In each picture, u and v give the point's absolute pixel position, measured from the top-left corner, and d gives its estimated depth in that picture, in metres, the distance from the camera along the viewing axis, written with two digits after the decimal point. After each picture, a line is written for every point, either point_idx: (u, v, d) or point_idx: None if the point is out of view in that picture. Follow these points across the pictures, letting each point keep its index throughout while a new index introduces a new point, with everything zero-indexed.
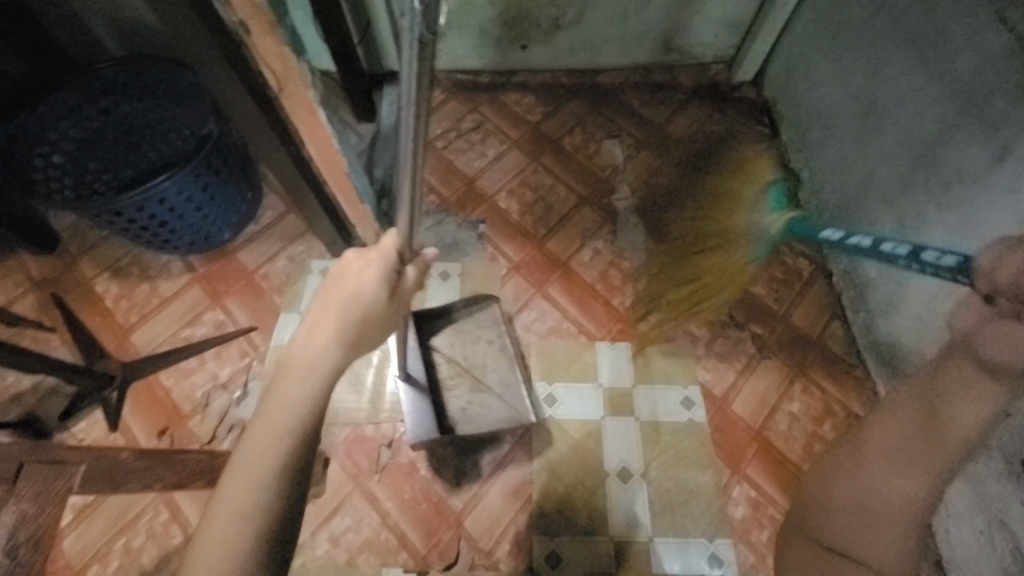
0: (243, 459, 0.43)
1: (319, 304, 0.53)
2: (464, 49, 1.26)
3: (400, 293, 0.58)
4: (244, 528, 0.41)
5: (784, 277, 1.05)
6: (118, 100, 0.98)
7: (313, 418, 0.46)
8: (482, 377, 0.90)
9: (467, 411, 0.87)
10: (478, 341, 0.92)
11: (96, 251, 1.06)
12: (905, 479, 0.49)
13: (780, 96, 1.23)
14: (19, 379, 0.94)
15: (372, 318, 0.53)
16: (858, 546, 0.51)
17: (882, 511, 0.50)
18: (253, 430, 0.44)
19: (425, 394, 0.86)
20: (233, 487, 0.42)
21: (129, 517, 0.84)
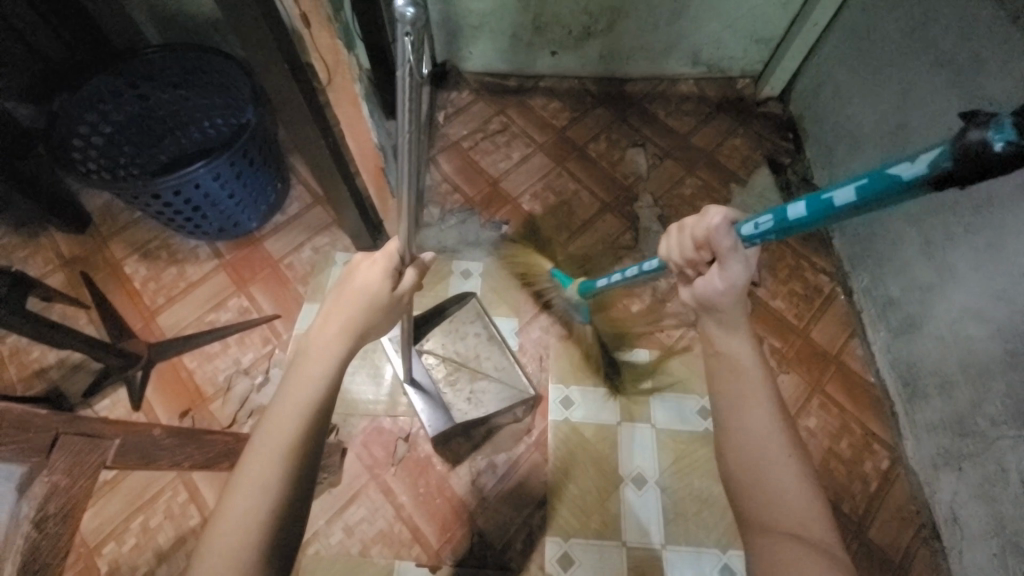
0: (262, 436, 0.46)
1: (333, 300, 0.55)
2: (495, 53, 1.28)
3: (402, 294, 0.58)
4: (261, 499, 0.43)
5: (804, 293, 1.06)
6: (158, 87, 1.00)
7: (324, 399, 0.49)
8: (479, 367, 0.90)
9: (473, 401, 0.87)
10: (467, 336, 0.93)
11: (126, 233, 1.08)
12: (764, 423, 0.55)
13: (806, 113, 1.24)
14: (45, 354, 0.96)
15: (375, 311, 0.55)
16: (782, 511, 0.51)
17: (767, 460, 0.53)
18: (274, 411, 0.47)
19: (429, 392, 0.88)
20: (251, 463, 0.45)
21: (148, 495, 0.85)
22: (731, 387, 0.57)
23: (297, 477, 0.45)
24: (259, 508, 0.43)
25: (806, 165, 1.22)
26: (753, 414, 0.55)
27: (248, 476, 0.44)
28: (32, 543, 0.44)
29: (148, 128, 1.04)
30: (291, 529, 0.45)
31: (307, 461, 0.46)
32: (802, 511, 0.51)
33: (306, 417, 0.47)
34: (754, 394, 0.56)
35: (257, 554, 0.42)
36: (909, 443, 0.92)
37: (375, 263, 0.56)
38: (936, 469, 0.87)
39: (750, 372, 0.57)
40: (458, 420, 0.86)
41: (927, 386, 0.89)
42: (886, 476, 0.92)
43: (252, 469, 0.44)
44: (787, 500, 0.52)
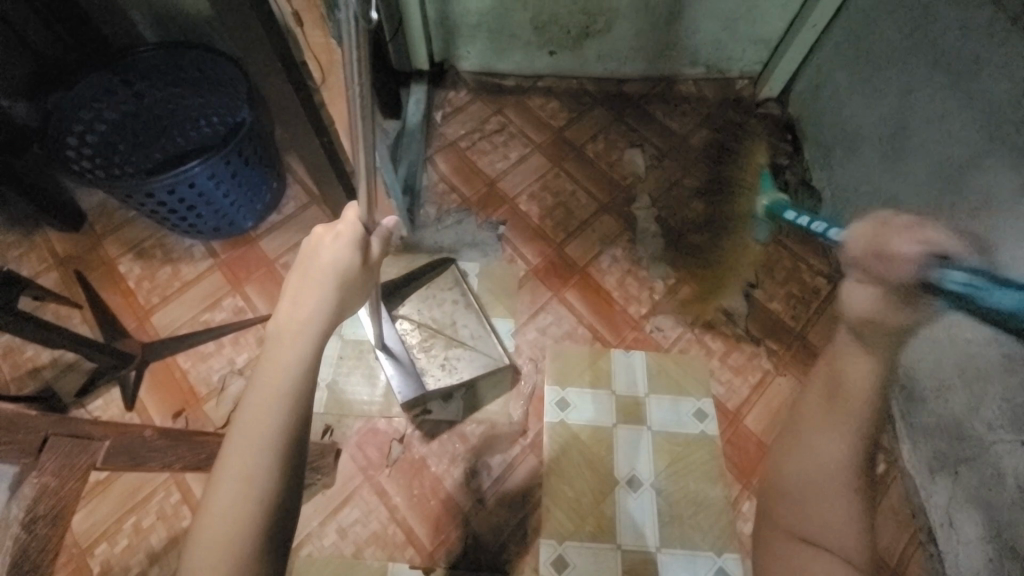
0: (241, 422, 0.45)
1: (299, 277, 0.53)
2: (494, 52, 1.27)
3: (371, 264, 0.58)
4: (252, 485, 0.43)
5: (802, 295, 1.05)
6: (152, 84, 0.99)
7: (303, 370, 0.48)
8: (455, 334, 0.93)
9: (446, 368, 0.90)
10: (443, 302, 0.96)
11: (120, 232, 1.07)
12: (841, 454, 0.57)
13: (804, 115, 1.23)
14: (37, 354, 0.95)
15: (348, 282, 0.54)
16: (822, 528, 0.58)
17: (830, 489, 0.57)
18: (250, 396, 0.46)
19: (405, 360, 0.89)
20: (233, 451, 0.44)
21: (141, 495, 0.85)
22: (818, 416, 0.58)
23: (289, 450, 0.45)
24: (252, 493, 0.43)
25: (805, 167, 1.22)
26: (830, 449, 0.57)
27: (233, 463, 0.43)
28: (18, 545, 0.45)
29: (143, 126, 1.02)
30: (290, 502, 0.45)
31: (298, 434, 0.46)
32: (844, 534, 0.57)
33: (286, 392, 0.46)
34: (846, 430, 0.56)
35: (261, 524, 0.43)
36: (907, 446, 0.92)
37: (339, 235, 0.55)
38: (931, 473, 0.87)
39: (854, 406, 0.55)
40: (431, 386, 0.88)
41: (925, 389, 0.89)
42: (881, 479, 0.93)
43: (241, 448, 0.44)
44: (833, 523, 0.58)
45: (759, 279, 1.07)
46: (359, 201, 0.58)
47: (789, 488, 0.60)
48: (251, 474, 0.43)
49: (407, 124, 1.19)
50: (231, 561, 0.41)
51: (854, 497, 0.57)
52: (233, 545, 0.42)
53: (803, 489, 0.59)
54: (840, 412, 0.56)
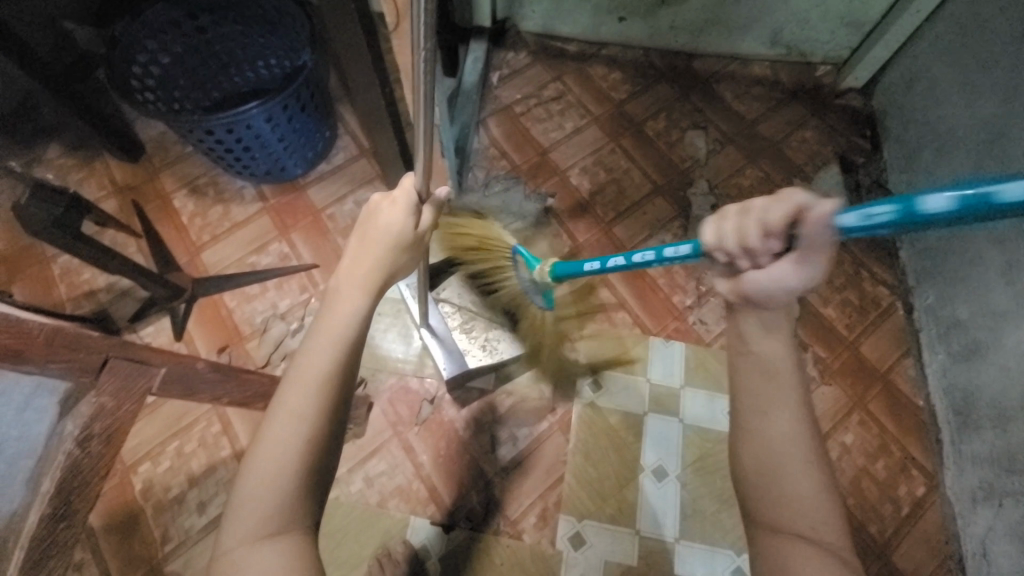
0: (298, 366, 0.47)
1: (358, 241, 0.53)
2: (560, 14, 1.21)
3: (425, 233, 0.56)
4: (300, 426, 0.44)
5: (860, 305, 1.00)
6: (218, 20, 0.99)
7: (357, 331, 0.49)
8: (494, 315, 0.88)
9: (487, 349, 0.87)
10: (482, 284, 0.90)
11: (176, 167, 1.09)
12: (788, 423, 0.48)
13: (891, 110, 1.13)
14: (95, 278, 0.99)
15: (402, 249, 0.53)
16: (802, 515, 0.47)
17: (788, 467, 0.48)
18: (308, 343, 0.48)
19: (447, 341, 0.87)
20: (287, 393, 0.45)
21: (184, 422, 0.89)
22: (755, 390, 0.49)
23: (336, 407, 0.46)
24: (299, 435, 0.44)
25: (882, 167, 1.13)
26: (777, 418, 0.48)
27: (285, 404, 0.45)
28: (71, 460, 0.51)
29: (202, 63, 1.00)
30: (332, 458, 0.46)
31: (345, 393, 0.47)
32: (819, 515, 0.47)
33: (339, 351, 0.47)
34: (786, 394, 0.49)
35: (302, 476, 0.44)
36: (951, 473, 0.87)
37: (395, 201, 0.54)
38: (973, 502, 0.83)
39: (784, 376, 0.49)
40: (473, 366, 0.86)
41: (981, 417, 0.84)
42: (919, 503, 0.88)
43: (291, 398, 0.45)
44: (801, 503, 0.47)
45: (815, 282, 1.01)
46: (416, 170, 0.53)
47: (744, 477, 0.50)
48: (299, 416, 0.45)
49: (463, 83, 1.14)
50: (275, 494, 0.43)
51: (816, 470, 0.48)
52: (276, 483, 0.43)
53: (758, 470, 0.48)
54: (773, 376, 0.49)
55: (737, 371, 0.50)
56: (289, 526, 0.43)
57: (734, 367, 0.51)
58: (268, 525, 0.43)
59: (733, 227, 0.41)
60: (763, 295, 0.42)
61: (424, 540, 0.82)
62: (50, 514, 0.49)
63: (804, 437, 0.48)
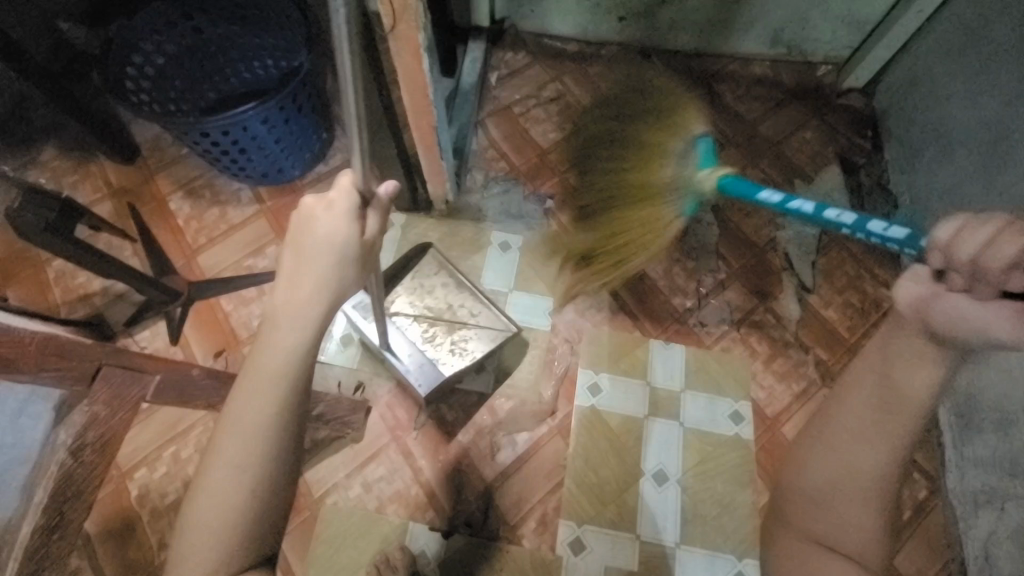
0: (239, 405, 0.44)
1: (295, 256, 0.47)
2: (558, 13, 1.20)
3: (372, 242, 0.50)
4: (242, 469, 0.43)
5: (861, 307, 0.99)
6: (212, 20, 0.98)
7: (296, 371, 0.45)
8: (455, 317, 0.89)
9: (457, 352, 0.87)
10: (434, 288, 0.91)
11: (172, 169, 1.08)
12: (870, 461, 0.54)
13: (893, 109, 1.13)
14: (89, 281, 0.98)
15: (340, 266, 0.47)
16: (845, 536, 0.56)
17: (858, 496, 0.55)
18: (249, 379, 0.45)
19: (413, 358, 0.86)
20: (229, 432, 0.44)
21: (180, 427, 0.88)
22: (859, 421, 0.55)
23: (280, 452, 0.45)
24: (242, 477, 0.43)
25: (883, 167, 1.12)
26: (866, 455, 0.54)
27: (228, 447, 0.44)
28: (64, 469, 0.51)
29: (198, 64, 0.99)
30: (278, 500, 0.45)
31: (287, 437, 0.45)
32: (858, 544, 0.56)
33: (276, 394, 0.45)
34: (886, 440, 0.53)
35: (245, 525, 0.44)
36: (952, 476, 0.87)
37: (331, 209, 0.47)
38: (974, 506, 0.83)
39: (902, 418, 0.53)
40: (446, 374, 0.85)
41: (984, 420, 0.83)
42: (922, 506, 0.87)
43: (229, 444, 0.44)
44: (846, 531, 0.56)
45: (817, 284, 1.01)
46: (352, 170, 0.48)
47: (807, 491, 0.58)
48: (242, 458, 0.44)
49: (461, 83, 1.13)
50: (224, 535, 0.43)
51: (880, 508, 0.55)
52: (223, 525, 0.43)
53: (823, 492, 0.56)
54: (879, 417, 0.54)
55: (856, 395, 0.55)
56: (244, 563, 0.44)
57: (862, 387, 0.55)
58: (218, 566, 0.43)
59: (985, 238, 0.46)
60: (954, 319, 0.48)
61: (423, 545, 0.82)
62: (43, 527, 0.49)
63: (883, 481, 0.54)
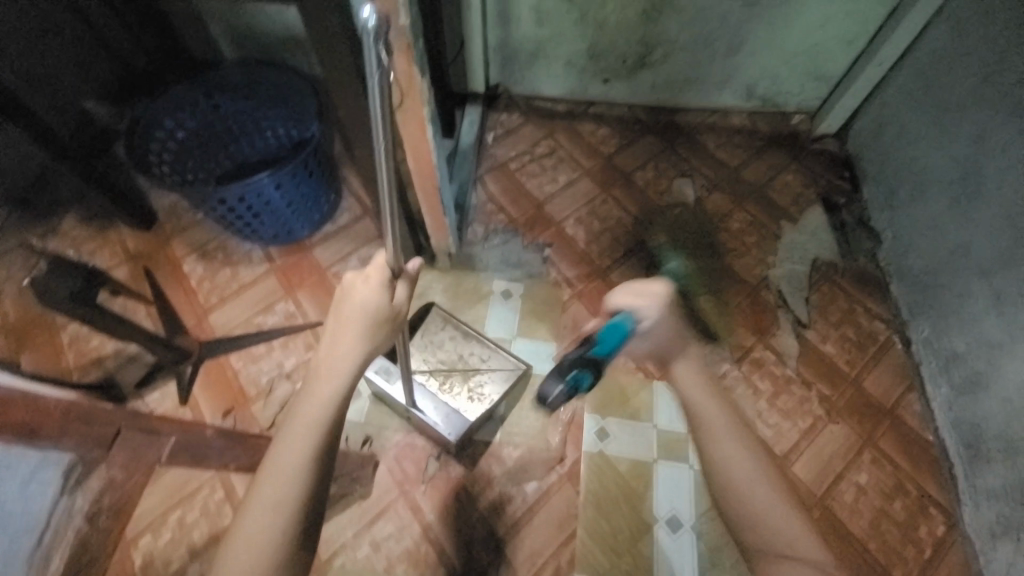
0: (276, 453, 0.46)
1: (336, 320, 0.53)
2: (548, 78, 1.30)
3: (401, 307, 0.56)
4: (275, 517, 0.44)
5: (858, 340, 1.01)
6: (230, 97, 1.05)
7: (333, 420, 0.49)
8: (467, 365, 0.90)
9: (476, 398, 0.88)
10: (444, 343, 0.92)
11: (186, 233, 1.13)
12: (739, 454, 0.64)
13: (865, 152, 1.20)
14: (103, 345, 1.00)
15: (375, 328, 0.53)
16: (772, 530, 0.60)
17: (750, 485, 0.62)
18: (288, 429, 0.48)
19: (435, 410, 0.86)
20: (265, 482, 0.45)
21: (186, 490, 0.88)
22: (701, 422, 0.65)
23: (312, 503, 0.46)
24: (274, 526, 0.44)
25: (863, 206, 1.17)
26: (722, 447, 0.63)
27: (263, 494, 0.45)
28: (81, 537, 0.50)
29: (216, 137, 1.08)
30: (302, 556, 0.45)
31: (319, 487, 0.47)
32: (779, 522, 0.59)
33: (314, 441, 0.47)
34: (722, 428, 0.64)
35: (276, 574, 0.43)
36: (969, 511, 0.85)
37: (369, 278, 0.53)
38: (995, 542, 0.81)
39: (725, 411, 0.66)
40: (472, 419, 0.86)
41: (993, 451, 0.83)
42: (941, 543, 0.85)
43: (263, 490, 0.45)
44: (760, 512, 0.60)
45: (812, 319, 1.04)
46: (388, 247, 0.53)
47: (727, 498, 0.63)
48: (276, 507, 0.45)
49: (460, 144, 1.21)
50: None
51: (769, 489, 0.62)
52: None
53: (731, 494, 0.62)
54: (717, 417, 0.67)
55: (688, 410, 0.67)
56: None
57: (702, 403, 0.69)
58: None
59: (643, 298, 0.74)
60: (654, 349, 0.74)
61: None
62: None
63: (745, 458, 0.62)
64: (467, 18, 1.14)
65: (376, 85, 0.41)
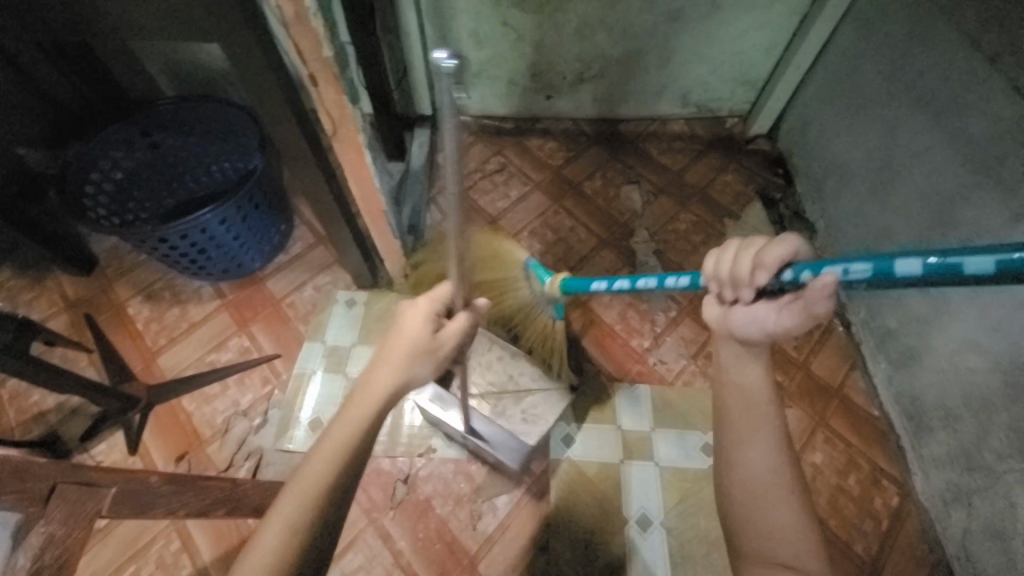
0: (300, 471, 0.46)
1: (384, 345, 0.55)
2: (492, 98, 1.34)
3: (450, 339, 0.56)
4: (286, 537, 0.43)
5: (803, 326, 1.06)
6: (169, 134, 1.03)
7: (357, 442, 0.48)
8: (518, 385, 0.86)
9: (531, 419, 0.84)
10: (494, 362, 0.88)
11: (130, 275, 1.09)
12: (765, 460, 0.51)
13: (793, 149, 1.27)
14: (43, 399, 0.95)
15: (419, 353, 0.54)
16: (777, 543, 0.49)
17: (767, 498, 0.51)
18: (316, 448, 0.47)
19: (496, 432, 0.85)
20: (285, 499, 0.44)
21: (140, 544, 0.83)
22: (733, 420, 0.53)
23: (318, 527, 0.44)
24: (283, 548, 0.42)
25: (797, 200, 1.24)
26: (757, 452, 0.51)
27: (280, 511, 0.44)
28: None
29: (157, 173, 1.05)
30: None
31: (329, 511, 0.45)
32: (796, 549, 0.49)
33: (335, 458, 0.46)
34: (764, 433, 0.52)
35: None
36: (918, 478, 0.90)
37: (419, 307, 0.56)
38: (943, 505, 0.85)
39: (756, 403, 0.52)
40: (529, 442, 0.82)
41: (931, 420, 0.88)
42: (897, 513, 0.89)
43: (283, 507, 0.44)
44: (777, 535, 0.50)
45: None
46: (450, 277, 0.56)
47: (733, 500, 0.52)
48: (291, 526, 0.43)
49: (411, 167, 1.23)
50: None
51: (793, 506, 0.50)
52: None
53: (744, 510, 0.51)
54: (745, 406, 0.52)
55: (722, 402, 0.54)
56: None
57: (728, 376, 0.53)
58: None
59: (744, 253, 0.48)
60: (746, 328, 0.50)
61: None
62: None
63: (782, 473, 0.51)
64: (406, 44, 1.17)
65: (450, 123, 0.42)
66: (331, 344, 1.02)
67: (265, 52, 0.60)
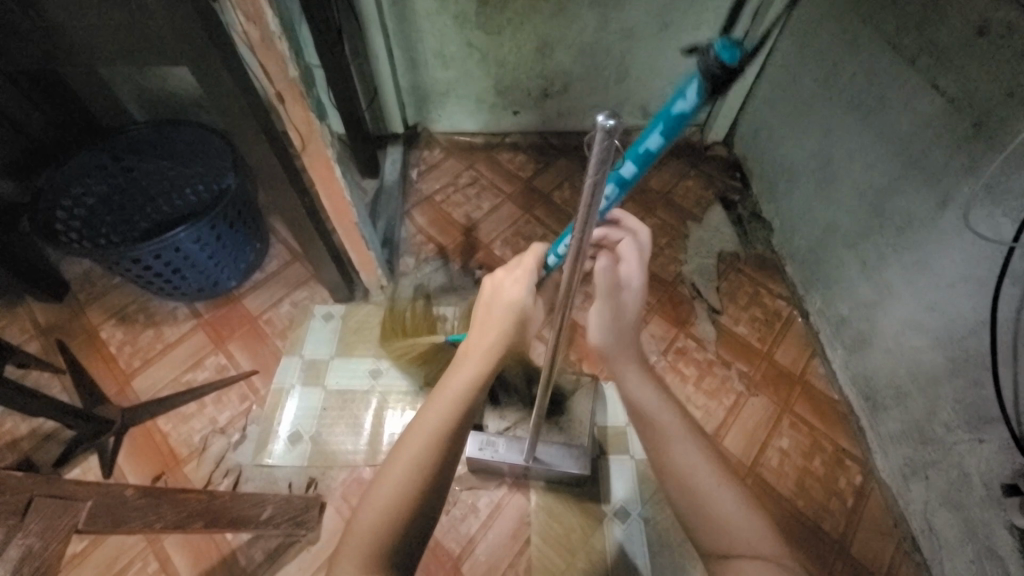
0: (401, 447, 0.49)
1: (484, 314, 0.60)
2: (462, 115, 1.39)
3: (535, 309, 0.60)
4: (387, 516, 0.45)
5: (765, 318, 1.12)
6: (142, 158, 1.05)
7: (446, 432, 0.50)
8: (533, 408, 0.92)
9: (567, 428, 0.89)
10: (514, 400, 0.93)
11: (104, 299, 1.09)
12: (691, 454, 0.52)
13: (748, 154, 1.35)
14: (16, 426, 0.94)
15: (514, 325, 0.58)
16: (735, 531, 0.48)
17: (709, 487, 0.50)
18: (412, 431, 0.50)
19: (551, 447, 0.87)
20: (386, 474, 0.48)
21: (117, 567, 0.83)
22: (650, 432, 0.55)
23: (415, 509, 0.46)
24: (383, 526, 0.45)
25: (754, 200, 1.31)
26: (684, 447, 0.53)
27: (381, 488, 0.47)
28: None
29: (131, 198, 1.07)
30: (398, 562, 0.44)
31: (427, 494, 0.47)
32: (749, 529, 0.48)
33: (427, 448, 0.49)
34: (678, 434, 0.54)
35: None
36: (878, 456, 0.94)
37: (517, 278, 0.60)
38: (904, 480, 0.90)
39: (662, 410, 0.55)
40: (584, 445, 0.87)
41: (885, 401, 0.93)
42: (860, 490, 0.93)
43: (384, 484, 0.47)
44: (730, 523, 0.48)
45: (724, 305, 1.14)
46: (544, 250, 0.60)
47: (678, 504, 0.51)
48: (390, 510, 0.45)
49: (384, 183, 1.27)
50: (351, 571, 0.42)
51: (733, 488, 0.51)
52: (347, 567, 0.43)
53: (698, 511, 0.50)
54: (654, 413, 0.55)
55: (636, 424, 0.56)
56: None
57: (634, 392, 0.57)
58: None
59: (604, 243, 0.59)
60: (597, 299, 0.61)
61: None
62: None
63: (708, 462, 0.52)
64: (375, 67, 1.22)
65: (588, 182, 0.36)
66: (308, 358, 1.03)
67: (234, 76, 0.64)
